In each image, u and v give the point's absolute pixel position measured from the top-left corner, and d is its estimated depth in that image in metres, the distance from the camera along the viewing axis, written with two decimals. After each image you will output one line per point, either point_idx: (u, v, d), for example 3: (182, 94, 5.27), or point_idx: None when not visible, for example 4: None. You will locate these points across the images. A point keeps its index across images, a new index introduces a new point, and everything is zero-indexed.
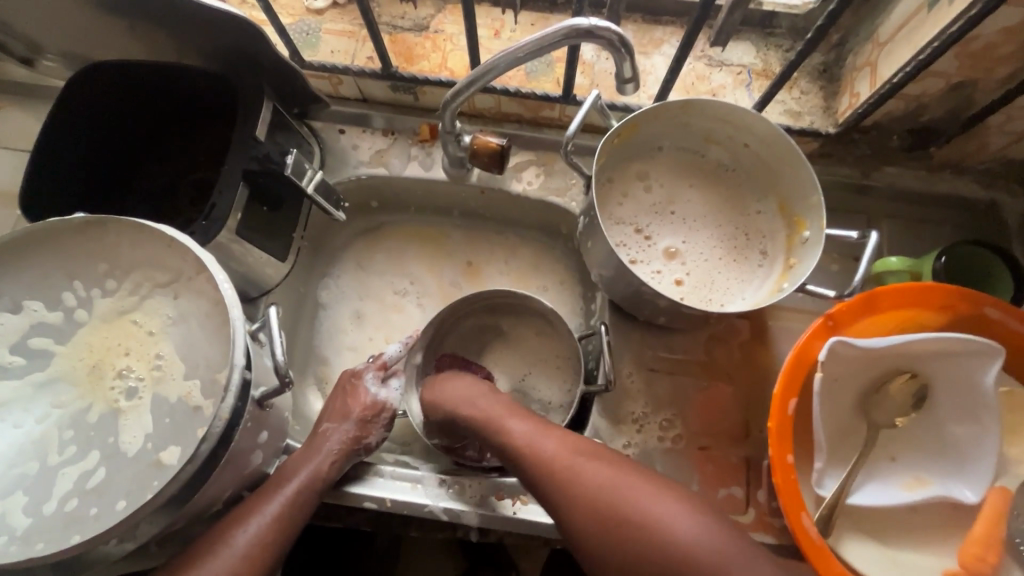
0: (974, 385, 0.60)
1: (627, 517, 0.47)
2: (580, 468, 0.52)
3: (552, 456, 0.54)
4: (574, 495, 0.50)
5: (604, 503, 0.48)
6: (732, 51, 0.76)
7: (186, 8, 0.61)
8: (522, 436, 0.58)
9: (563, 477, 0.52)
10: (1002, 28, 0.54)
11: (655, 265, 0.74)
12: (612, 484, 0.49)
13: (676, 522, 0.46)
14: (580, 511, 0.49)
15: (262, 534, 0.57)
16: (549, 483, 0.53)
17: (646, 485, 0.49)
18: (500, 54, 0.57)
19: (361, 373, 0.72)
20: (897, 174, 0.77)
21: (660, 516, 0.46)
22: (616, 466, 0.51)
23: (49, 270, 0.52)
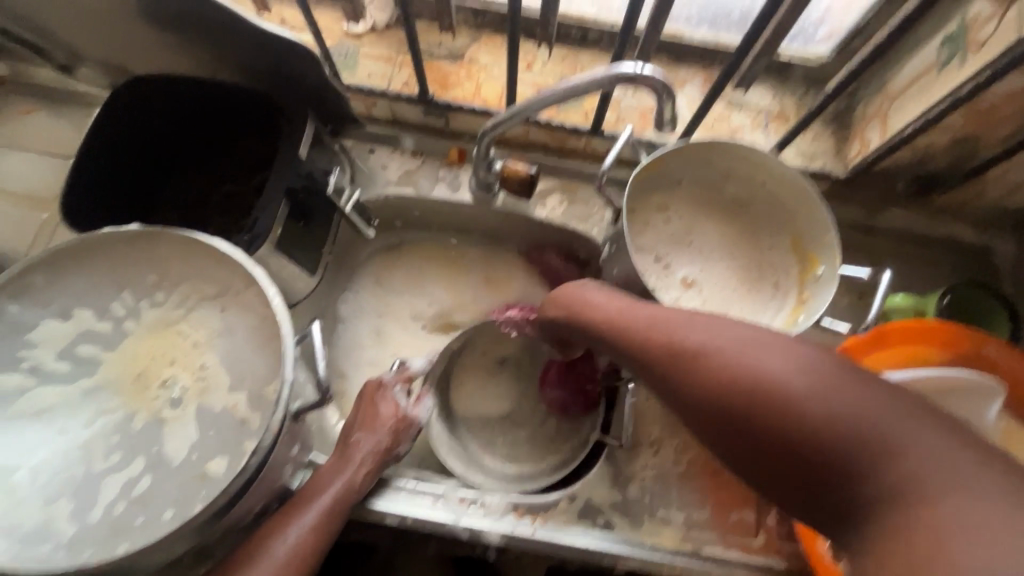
0: (977, 419, 0.64)
1: (806, 402, 0.38)
2: (747, 350, 0.42)
3: (690, 333, 0.46)
4: (724, 375, 0.42)
5: (771, 386, 0.40)
6: (751, 94, 0.81)
7: (243, 28, 0.63)
8: (658, 325, 0.50)
9: (710, 361, 0.44)
10: (1006, 92, 0.59)
11: (673, 293, 0.77)
12: (781, 371, 0.40)
13: (805, 382, 0.39)
14: (724, 393, 0.42)
15: (303, 542, 0.58)
16: (681, 365, 0.45)
17: (814, 365, 0.40)
18: (545, 91, 0.61)
19: (386, 386, 0.73)
20: (900, 217, 0.82)
21: (836, 397, 0.38)
22: (784, 344, 0.42)
23: (99, 280, 0.53)
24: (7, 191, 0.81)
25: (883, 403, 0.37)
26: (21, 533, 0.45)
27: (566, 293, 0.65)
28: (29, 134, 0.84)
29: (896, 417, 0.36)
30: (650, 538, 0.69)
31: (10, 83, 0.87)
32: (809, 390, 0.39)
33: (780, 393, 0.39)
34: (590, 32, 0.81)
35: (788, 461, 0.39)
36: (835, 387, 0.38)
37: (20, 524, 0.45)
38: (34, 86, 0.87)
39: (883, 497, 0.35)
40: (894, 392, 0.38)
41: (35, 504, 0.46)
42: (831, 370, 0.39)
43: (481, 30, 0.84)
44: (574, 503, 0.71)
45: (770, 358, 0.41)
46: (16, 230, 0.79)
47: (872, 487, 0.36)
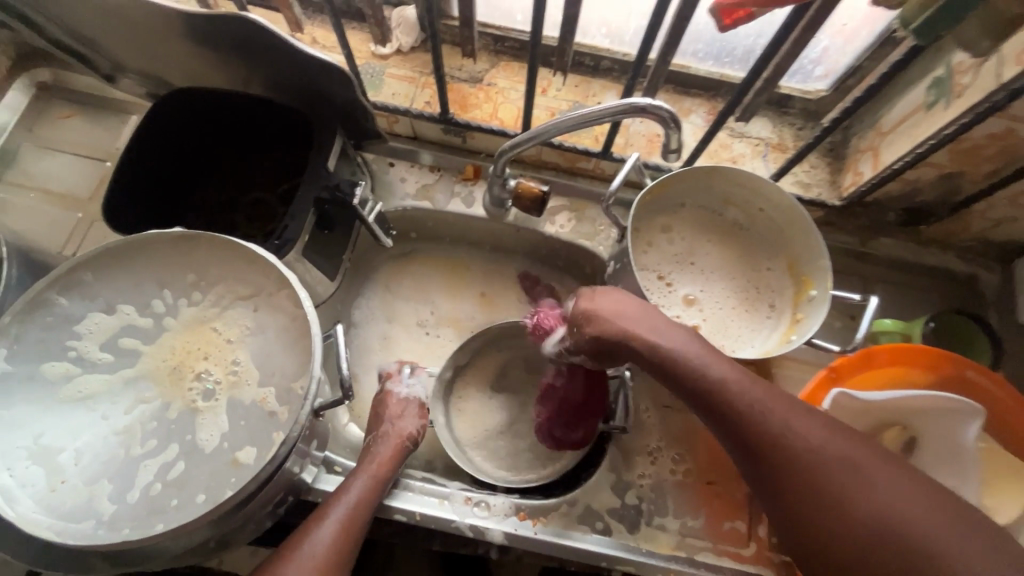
0: (958, 440, 0.68)
1: (879, 512, 0.49)
2: (836, 461, 0.52)
3: (780, 421, 0.55)
4: (809, 477, 0.52)
5: (851, 498, 0.50)
6: (752, 125, 0.86)
7: (281, 49, 0.68)
8: (746, 401, 0.56)
9: (798, 460, 0.53)
10: (988, 134, 0.64)
11: (674, 309, 0.81)
12: (867, 487, 0.51)
13: (866, 487, 0.51)
14: (809, 490, 0.52)
15: (345, 517, 0.63)
16: (775, 455, 0.54)
17: (877, 478, 0.51)
18: (562, 118, 0.65)
19: (383, 388, 0.79)
20: (891, 245, 0.86)
21: (892, 506, 0.49)
22: (848, 450, 0.53)
23: (141, 278, 0.57)
24: (44, 191, 0.85)
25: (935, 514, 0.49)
26: (64, 510, 0.48)
27: (613, 310, 0.63)
28: (67, 137, 0.89)
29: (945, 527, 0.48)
30: (646, 543, 0.72)
31: (52, 89, 0.91)
32: (874, 495, 0.50)
33: (853, 499, 0.50)
34: (602, 61, 0.86)
35: (838, 545, 0.50)
36: (890, 495, 0.50)
37: (64, 501, 0.49)
38: (74, 93, 0.91)
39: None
40: (929, 500, 0.49)
41: (77, 484, 0.50)
42: (887, 480, 0.51)
43: (500, 56, 0.89)
44: (574, 508, 0.74)
45: (846, 464, 0.52)
46: (51, 228, 0.83)
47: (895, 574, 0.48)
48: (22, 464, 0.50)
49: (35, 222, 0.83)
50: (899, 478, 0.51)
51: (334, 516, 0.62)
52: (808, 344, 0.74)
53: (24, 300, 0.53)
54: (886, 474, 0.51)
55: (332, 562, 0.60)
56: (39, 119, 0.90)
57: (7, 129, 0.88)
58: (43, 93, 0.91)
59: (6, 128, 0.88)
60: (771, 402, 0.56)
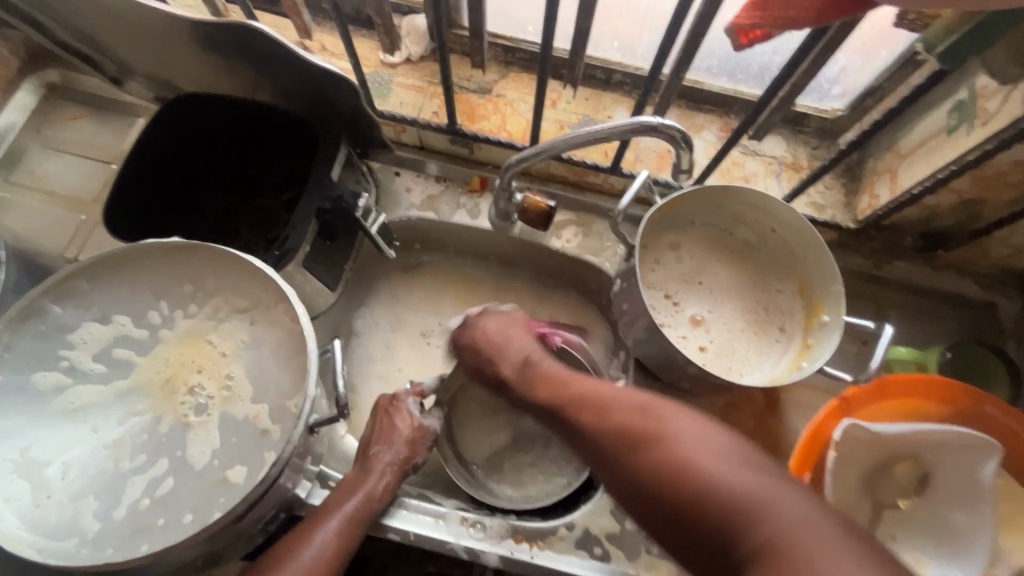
0: (973, 477, 0.65)
1: (688, 454, 0.46)
2: (653, 421, 0.50)
3: (631, 413, 0.52)
4: (637, 430, 0.50)
5: (670, 448, 0.47)
6: (766, 143, 0.84)
7: (285, 56, 0.67)
8: (587, 392, 0.58)
9: (623, 425, 0.52)
10: (1012, 161, 0.62)
11: (680, 330, 0.80)
12: (680, 436, 0.48)
13: (696, 451, 0.46)
14: (629, 447, 0.50)
15: (341, 530, 0.62)
16: (608, 427, 0.53)
17: (709, 441, 0.47)
18: (568, 135, 0.64)
19: (401, 398, 0.75)
20: (907, 270, 0.84)
21: (726, 472, 0.44)
22: (690, 431, 0.48)
23: (138, 288, 0.56)
24: (49, 192, 0.85)
25: (757, 461, 0.45)
26: (49, 526, 0.47)
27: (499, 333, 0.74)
28: (74, 139, 0.89)
29: (731, 457, 0.45)
30: (646, 571, 0.70)
31: (62, 91, 0.91)
32: (706, 458, 0.46)
33: (684, 458, 0.46)
34: (614, 75, 0.84)
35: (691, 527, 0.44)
36: (713, 453, 0.46)
37: (48, 517, 0.48)
38: (84, 96, 0.91)
39: (759, 554, 0.40)
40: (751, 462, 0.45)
41: (63, 499, 0.49)
42: (722, 451, 0.46)
43: (510, 67, 0.87)
44: (572, 532, 0.72)
45: (689, 437, 0.48)
46: (54, 229, 0.83)
47: (744, 548, 0.41)
48: (9, 477, 0.49)
49: (38, 223, 0.83)
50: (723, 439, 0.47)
51: (331, 528, 0.62)
52: (819, 371, 0.72)
53: (17, 308, 0.52)
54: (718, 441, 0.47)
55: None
56: (47, 120, 0.90)
57: (15, 130, 0.88)
58: (52, 94, 0.91)
59: (14, 128, 0.88)
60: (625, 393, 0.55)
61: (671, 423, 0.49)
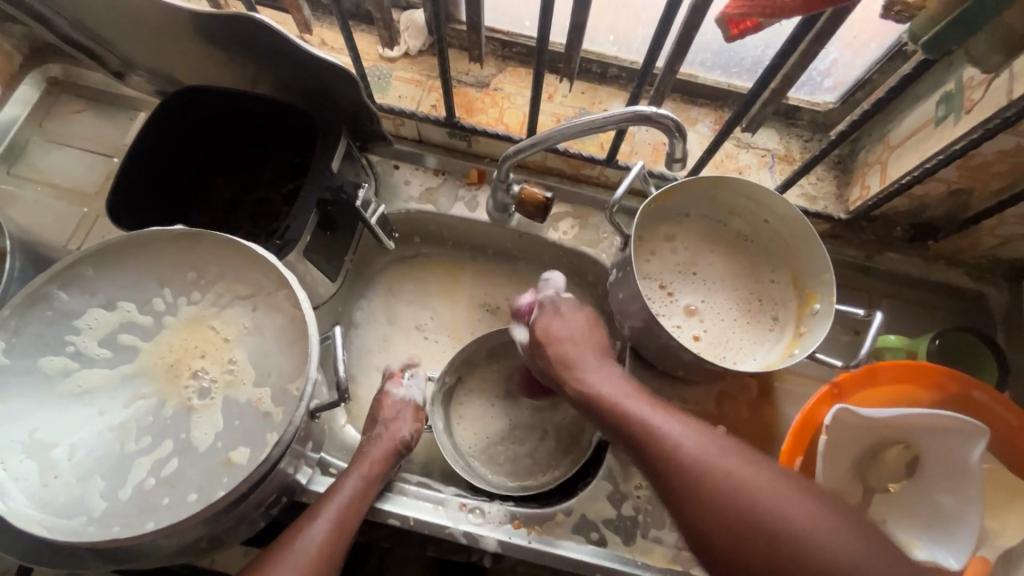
0: (961, 460, 0.66)
1: (792, 526, 0.49)
2: (743, 481, 0.52)
3: (708, 467, 0.53)
4: (729, 486, 0.51)
5: (767, 518, 0.49)
6: (759, 136, 0.85)
7: (286, 49, 0.68)
8: (644, 436, 0.57)
9: (711, 482, 0.52)
10: (998, 150, 0.63)
11: (675, 319, 0.81)
12: (786, 508, 0.50)
13: (789, 509, 0.50)
14: (721, 500, 0.51)
15: (338, 514, 0.63)
16: (697, 479, 0.53)
17: (781, 486, 0.52)
18: (565, 125, 0.65)
19: (382, 387, 0.78)
20: (898, 260, 0.85)
21: (810, 529, 0.49)
22: (770, 480, 0.52)
23: (142, 275, 0.57)
24: (51, 185, 0.86)
25: (818, 509, 0.50)
26: (57, 505, 0.48)
27: (560, 338, 0.69)
28: (76, 132, 0.90)
29: (805, 503, 0.50)
30: (641, 555, 0.71)
31: (63, 85, 0.92)
32: (787, 511, 0.50)
33: (773, 519, 0.49)
34: (610, 69, 0.86)
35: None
36: (791, 506, 0.50)
37: (56, 496, 0.49)
38: (85, 90, 0.92)
39: None
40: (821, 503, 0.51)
41: (70, 480, 0.50)
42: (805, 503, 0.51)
43: (507, 61, 0.89)
44: (569, 517, 0.73)
45: (770, 485, 0.51)
46: (57, 221, 0.83)
47: None
48: (17, 458, 0.50)
49: (41, 215, 0.84)
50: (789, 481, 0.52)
51: (328, 513, 0.62)
52: (811, 358, 0.73)
53: (24, 294, 0.53)
54: (794, 491, 0.51)
55: (326, 559, 0.60)
56: (49, 114, 0.91)
57: (17, 123, 0.89)
58: (53, 89, 0.92)
59: (16, 122, 0.89)
60: (688, 430, 0.56)
61: (756, 483, 0.52)
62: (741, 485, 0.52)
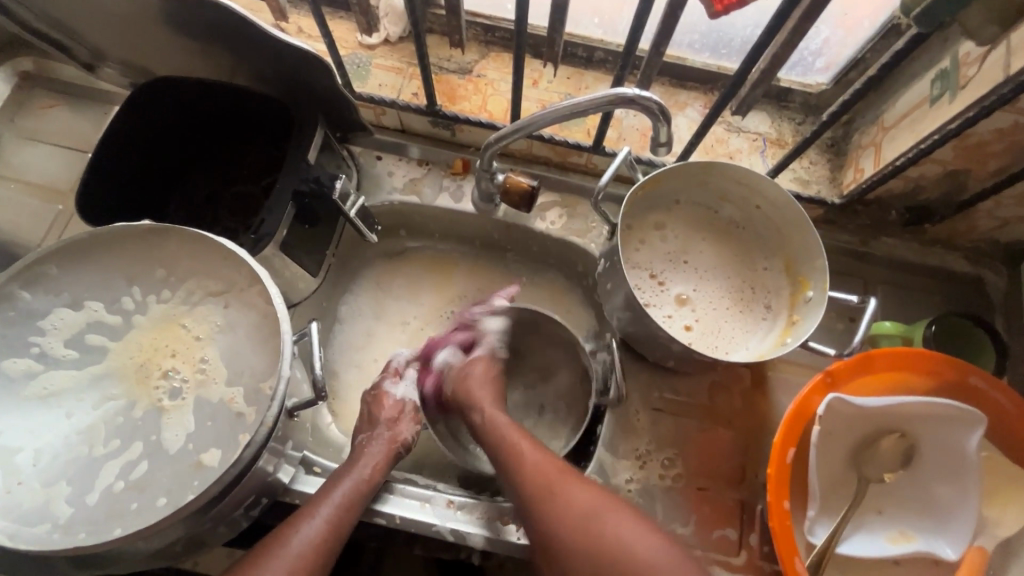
0: (958, 449, 0.65)
1: (639, 560, 0.53)
2: (573, 494, 0.58)
3: (570, 493, 0.58)
4: (554, 524, 0.57)
5: (586, 524, 0.55)
6: (750, 119, 0.83)
7: (257, 37, 0.65)
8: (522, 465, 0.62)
9: (542, 498, 0.58)
10: (995, 129, 0.61)
11: (667, 309, 0.79)
12: (608, 518, 0.56)
13: (629, 535, 0.54)
14: (550, 521, 0.57)
15: (334, 514, 0.61)
16: (535, 490, 0.59)
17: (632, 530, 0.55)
18: (546, 110, 0.63)
19: (379, 383, 0.77)
20: (894, 245, 0.83)
21: (648, 562, 0.52)
22: (624, 526, 0.55)
23: (108, 273, 0.55)
24: (25, 182, 0.84)
25: (655, 539, 0.54)
26: (21, 512, 0.47)
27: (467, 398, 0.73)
28: (49, 128, 0.87)
29: (651, 546, 0.54)
30: None
31: (36, 78, 0.90)
32: (637, 548, 0.53)
33: (623, 555, 0.53)
34: (596, 52, 0.83)
35: None
36: (637, 539, 0.54)
37: (20, 503, 0.47)
38: (59, 84, 0.90)
39: None
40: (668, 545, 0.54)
41: (36, 485, 0.48)
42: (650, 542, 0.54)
43: (490, 46, 0.86)
44: None
45: (623, 527, 0.55)
46: (31, 220, 0.81)
47: None
48: None
49: (14, 214, 0.82)
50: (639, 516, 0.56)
51: (323, 512, 0.61)
52: (804, 346, 0.71)
53: None
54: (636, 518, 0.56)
55: (320, 558, 0.58)
56: (21, 109, 0.88)
57: None
58: (26, 83, 0.89)
59: None
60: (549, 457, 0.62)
61: (608, 516, 0.56)
62: (593, 514, 0.56)
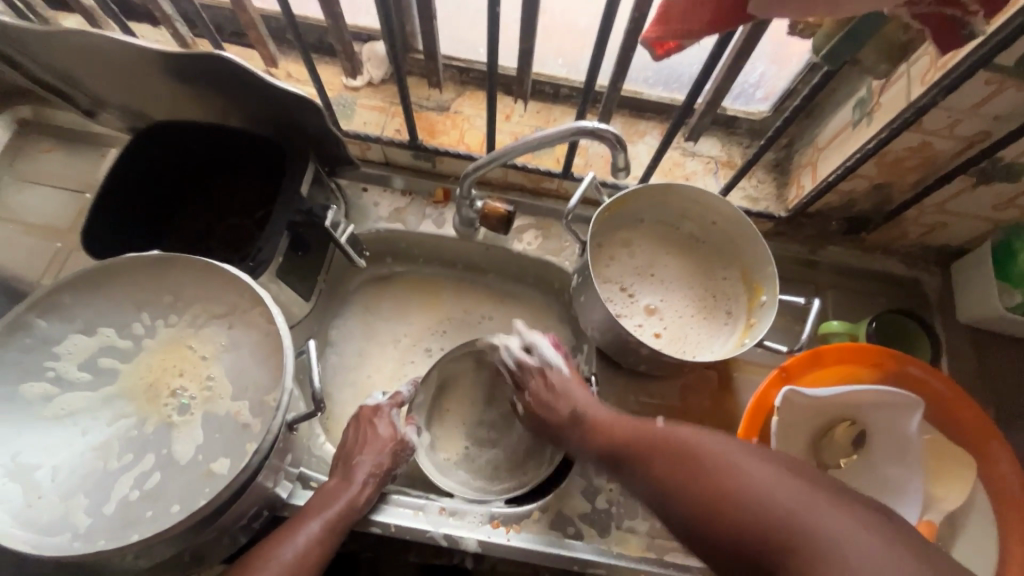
0: (903, 435, 0.73)
1: (736, 486, 0.52)
2: (698, 449, 0.57)
3: (675, 449, 0.59)
4: (694, 478, 0.55)
5: (717, 480, 0.53)
6: (702, 145, 0.92)
7: (250, 82, 0.72)
8: (633, 434, 0.65)
9: (690, 463, 0.56)
10: (908, 146, 0.70)
11: (636, 318, 0.86)
12: (732, 458, 0.54)
13: (759, 475, 0.52)
14: (709, 497, 0.53)
15: (323, 535, 0.65)
16: (684, 480, 0.56)
17: (776, 472, 0.52)
18: (517, 141, 0.70)
19: (383, 409, 0.78)
20: (838, 253, 0.92)
21: (770, 489, 0.50)
22: (758, 461, 0.54)
23: (119, 300, 0.60)
24: (23, 223, 0.88)
25: (776, 476, 0.51)
26: (41, 524, 0.50)
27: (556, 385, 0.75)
28: (47, 170, 0.92)
29: (767, 470, 0.52)
30: (617, 545, 0.75)
31: (33, 125, 0.95)
32: (744, 472, 0.53)
33: (728, 482, 0.53)
34: (561, 89, 0.92)
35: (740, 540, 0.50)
36: (764, 475, 0.52)
37: (40, 516, 0.50)
38: (55, 129, 0.95)
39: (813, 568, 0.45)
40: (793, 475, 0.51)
41: (54, 499, 0.51)
42: (784, 477, 0.51)
43: (466, 86, 0.95)
44: (546, 514, 0.76)
45: (727, 452, 0.55)
46: (31, 258, 0.85)
47: None
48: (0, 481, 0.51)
49: (13, 252, 0.85)
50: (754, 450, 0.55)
51: (312, 532, 0.65)
52: (760, 346, 0.79)
53: (3, 323, 0.55)
54: (768, 461, 0.53)
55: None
56: (20, 154, 0.93)
57: None
58: (24, 129, 0.94)
59: None
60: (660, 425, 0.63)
61: (718, 450, 0.56)
62: (694, 451, 0.57)
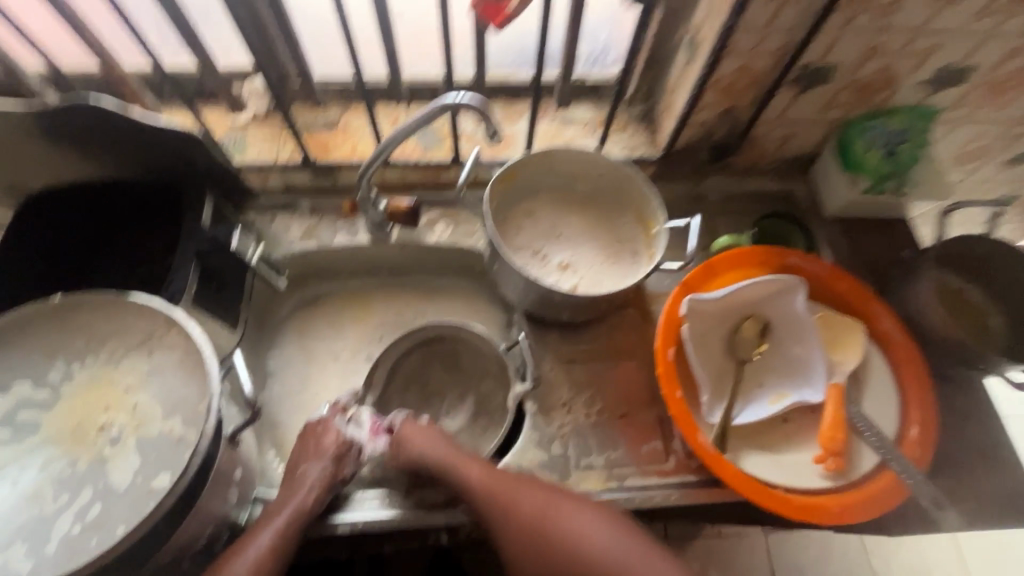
0: (797, 315, 0.80)
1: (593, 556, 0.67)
2: (540, 508, 0.69)
3: (528, 511, 0.69)
4: (550, 541, 0.68)
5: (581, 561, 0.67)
6: (576, 112, 1.01)
7: (123, 123, 0.73)
8: (467, 487, 0.71)
9: (558, 532, 0.68)
10: (732, 70, 0.81)
11: (553, 277, 0.92)
12: (573, 525, 0.68)
13: (600, 542, 0.67)
14: (549, 549, 0.68)
15: (275, 543, 0.65)
16: (543, 556, 0.68)
17: (612, 537, 0.68)
18: (397, 129, 0.76)
19: (328, 419, 0.80)
20: (716, 181, 1.03)
21: (613, 554, 0.67)
22: (607, 542, 0.67)
23: (31, 353, 0.60)
24: None
25: (615, 541, 0.67)
26: None
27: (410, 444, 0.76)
28: None
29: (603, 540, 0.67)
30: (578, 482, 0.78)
31: None
32: (597, 545, 0.67)
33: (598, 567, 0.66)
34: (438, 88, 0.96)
35: None
36: (606, 546, 0.67)
37: None
38: None
39: None
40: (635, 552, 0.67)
41: None
42: (621, 535, 0.68)
43: (349, 102, 1.00)
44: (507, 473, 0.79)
45: (578, 528, 0.68)
46: None
47: None
48: None
49: None
50: (585, 504, 0.70)
51: (263, 543, 0.65)
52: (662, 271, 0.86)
53: None
54: (601, 523, 0.68)
55: None
56: None
57: None
58: None
59: None
60: (488, 475, 0.72)
61: (571, 525, 0.68)
62: (551, 527, 0.68)
